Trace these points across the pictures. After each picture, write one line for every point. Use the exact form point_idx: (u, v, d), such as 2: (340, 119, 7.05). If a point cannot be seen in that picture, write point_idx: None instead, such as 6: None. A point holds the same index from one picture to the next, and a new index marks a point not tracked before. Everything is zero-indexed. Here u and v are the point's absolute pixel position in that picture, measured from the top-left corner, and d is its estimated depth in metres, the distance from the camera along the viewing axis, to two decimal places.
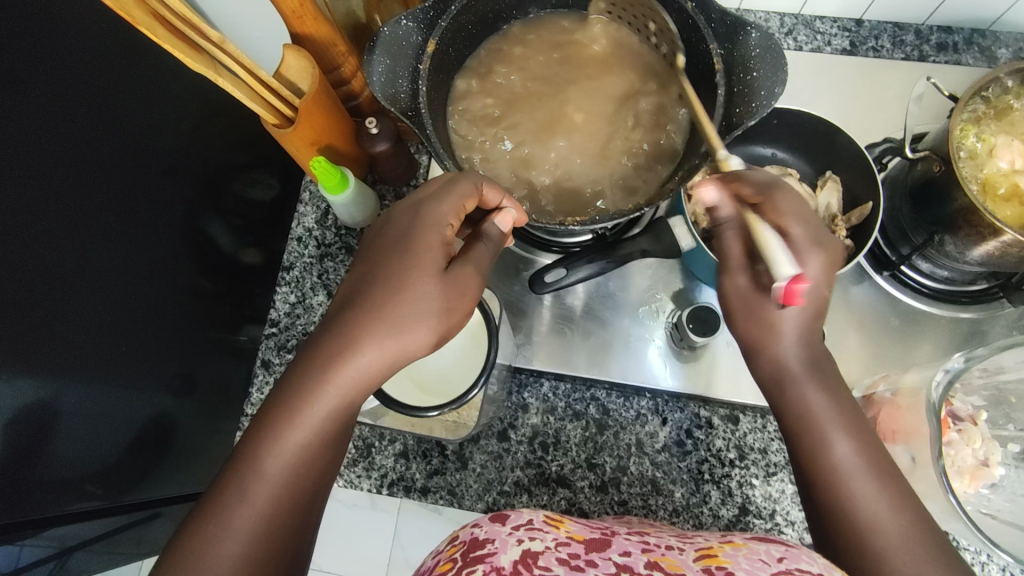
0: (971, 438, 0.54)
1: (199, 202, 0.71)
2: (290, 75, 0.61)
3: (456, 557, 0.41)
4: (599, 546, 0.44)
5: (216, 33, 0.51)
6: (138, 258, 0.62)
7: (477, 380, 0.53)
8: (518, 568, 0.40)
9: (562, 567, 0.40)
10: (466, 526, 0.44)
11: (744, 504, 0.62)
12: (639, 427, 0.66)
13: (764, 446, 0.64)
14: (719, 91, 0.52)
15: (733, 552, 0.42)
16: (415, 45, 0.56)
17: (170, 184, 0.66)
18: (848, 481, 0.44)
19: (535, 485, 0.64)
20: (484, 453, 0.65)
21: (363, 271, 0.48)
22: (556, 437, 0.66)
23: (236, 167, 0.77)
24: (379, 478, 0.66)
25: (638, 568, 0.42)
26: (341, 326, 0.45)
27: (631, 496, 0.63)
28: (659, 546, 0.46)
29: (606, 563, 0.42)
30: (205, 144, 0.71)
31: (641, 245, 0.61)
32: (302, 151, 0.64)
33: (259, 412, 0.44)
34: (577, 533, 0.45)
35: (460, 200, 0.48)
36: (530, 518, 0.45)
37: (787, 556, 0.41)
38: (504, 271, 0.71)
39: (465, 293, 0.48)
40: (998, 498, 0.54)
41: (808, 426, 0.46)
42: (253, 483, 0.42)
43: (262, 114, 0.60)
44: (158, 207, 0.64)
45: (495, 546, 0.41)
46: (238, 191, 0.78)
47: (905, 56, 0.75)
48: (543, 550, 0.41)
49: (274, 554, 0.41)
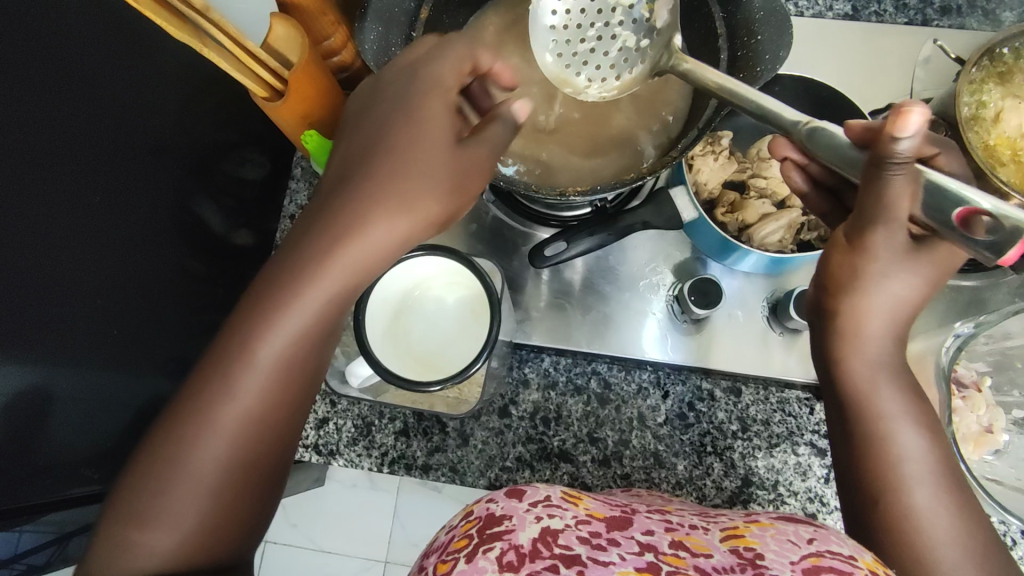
0: (975, 404, 0.53)
1: (187, 180, 0.69)
2: (278, 46, 0.58)
3: (473, 533, 0.41)
4: (620, 525, 0.45)
5: (200, 0, 0.49)
6: (127, 238, 0.60)
7: (479, 353, 0.53)
8: (537, 546, 0.40)
9: (583, 546, 0.41)
10: (482, 500, 0.44)
11: (747, 475, 0.62)
12: (641, 400, 0.65)
13: (766, 418, 0.64)
14: (722, 55, 0.53)
15: (761, 533, 0.43)
16: (407, 11, 0.55)
17: (158, 163, 0.64)
18: (917, 498, 0.42)
19: (537, 460, 0.64)
20: (485, 429, 0.65)
21: (361, 141, 0.44)
22: (557, 412, 0.65)
23: (225, 146, 0.75)
24: (379, 456, 0.65)
25: (663, 548, 0.43)
26: (346, 199, 0.42)
27: (634, 469, 0.63)
28: (683, 525, 0.46)
29: (630, 543, 0.42)
30: (192, 121, 0.69)
31: (642, 216, 0.58)
32: (290, 123, 0.62)
33: (252, 296, 0.42)
34: (597, 510, 0.46)
35: (462, 63, 0.44)
36: (548, 494, 0.45)
37: (815, 537, 0.42)
38: (501, 246, 0.70)
39: (474, 175, 0.44)
40: (1001, 465, 0.53)
41: (877, 429, 0.44)
42: (241, 373, 0.41)
43: (251, 87, 0.58)
44: (146, 186, 0.62)
45: (513, 523, 0.41)
46: (229, 170, 0.76)
47: (908, 20, 0.73)
48: (562, 528, 0.42)
49: (225, 498, 0.41)
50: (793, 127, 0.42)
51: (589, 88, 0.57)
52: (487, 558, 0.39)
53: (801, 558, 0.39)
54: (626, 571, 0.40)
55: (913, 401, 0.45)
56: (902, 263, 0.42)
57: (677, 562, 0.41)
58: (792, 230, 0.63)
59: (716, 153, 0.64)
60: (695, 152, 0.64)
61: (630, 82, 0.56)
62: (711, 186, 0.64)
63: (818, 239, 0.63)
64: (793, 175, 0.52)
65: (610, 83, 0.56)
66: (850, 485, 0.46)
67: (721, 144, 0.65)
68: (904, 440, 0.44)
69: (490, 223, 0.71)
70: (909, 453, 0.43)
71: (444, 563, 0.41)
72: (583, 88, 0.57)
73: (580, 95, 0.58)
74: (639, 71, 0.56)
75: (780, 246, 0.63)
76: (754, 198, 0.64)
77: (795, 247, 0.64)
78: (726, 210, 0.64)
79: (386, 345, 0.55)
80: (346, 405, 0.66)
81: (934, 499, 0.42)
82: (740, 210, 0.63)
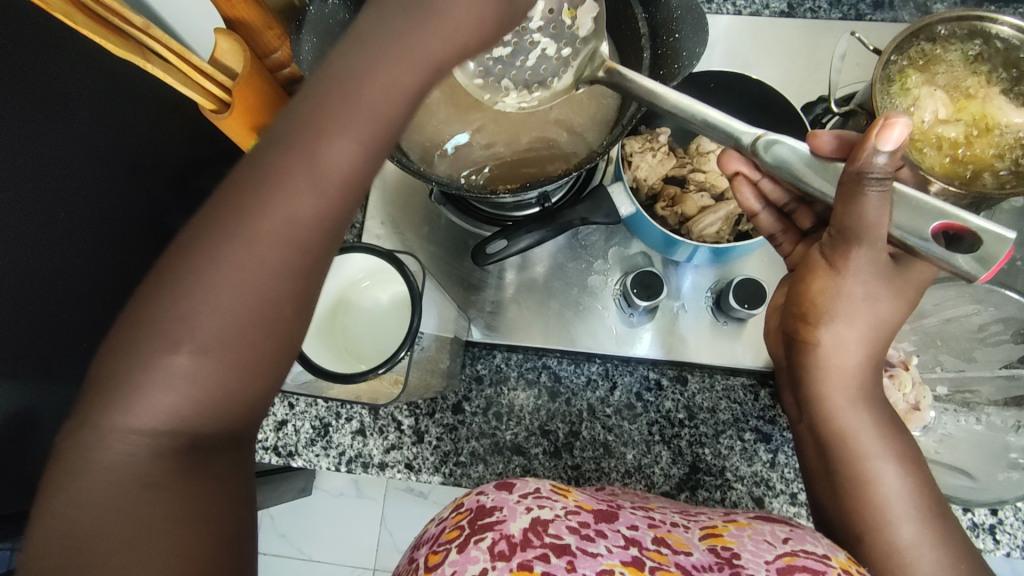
0: (901, 382, 0.57)
1: (164, 195, 0.69)
2: (224, 59, 0.61)
3: (463, 525, 0.43)
4: (607, 518, 0.47)
5: (140, 19, 0.51)
6: (92, 256, 0.61)
7: (405, 343, 0.53)
8: (527, 535, 0.42)
9: (573, 536, 0.43)
10: (472, 493, 0.46)
11: (694, 462, 0.64)
12: (590, 392, 0.67)
13: (712, 405, 0.65)
14: (645, 53, 0.55)
15: (738, 533, 0.47)
16: (342, 23, 0.56)
17: (133, 181, 0.65)
18: (900, 533, 0.43)
19: (490, 454, 0.65)
20: (440, 426, 0.66)
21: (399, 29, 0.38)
22: (510, 407, 0.67)
23: (200, 163, 0.74)
24: (337, 455, 0.66)
25: (646, 542, 0.45)
26: None
27: (584, 460, 0.64)
28: (665, 522, 0.49)
29: (615, 535, 0.45)
30: (162, 139, 0.69)
31: (580, 213, 0.60)
32: (241, 135, 0.64)
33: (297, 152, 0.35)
34: (585, 503, 0.48)
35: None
36: (538, 488, 0.47)
37: (790, 536, 0.45)
38: (454, 248, 0.72)
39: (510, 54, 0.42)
40: (928, 439, 0.59)
41: (854, 464, 0.46)
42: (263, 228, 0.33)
43: (199, 100, 0.60)
44: (117, 203, 0.63)
45: (503, 514, 0.43)
46: (205, 186, 0.75)
47: (842, 15, 0.75)
48: (552, 518, 0.44)
49: (242, 393, 0.33)
50: (744, 142, 0.46)
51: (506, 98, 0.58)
52: (478, 547, 0.41)
53: (775, 558, 0.42)
54: (612, 563, 0.42)
55: (893, 431, 0.46)
56: (879, 283, 0.43)
57: (660, 557, 0.43)
58: (729, 222, 0.64)
59: (654, 149, 0.66)
60: (634, 150, 0.66)
61: (550, 95, 0.57)
62: (650, 182, 0.66)
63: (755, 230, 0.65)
64: (744, 190, 0.54)
65: (530, 92, 0.57)
66: (835, 513, 0.47)
67: (659, 140, 0.66)
68: (885, 475, 0.45)
69: (444, 225, 0.73)
70: (891, 490, 0.44)
71: (436, 552, 0.42)
72: (501, 96, 0.58)
73: (500, 103, 0.59)
74: (560, 83, 0.56)
75: (717, 238, 0.64)
76: (692, 192, 0.65)
77: (733, 238, 0.66)
78: (667, 204, 0.66)
79: (322, 342, 0.58)
80: (304, 407, 0.67)
81: (919, 536, 0.43)
82: (680, 204, 0.65)
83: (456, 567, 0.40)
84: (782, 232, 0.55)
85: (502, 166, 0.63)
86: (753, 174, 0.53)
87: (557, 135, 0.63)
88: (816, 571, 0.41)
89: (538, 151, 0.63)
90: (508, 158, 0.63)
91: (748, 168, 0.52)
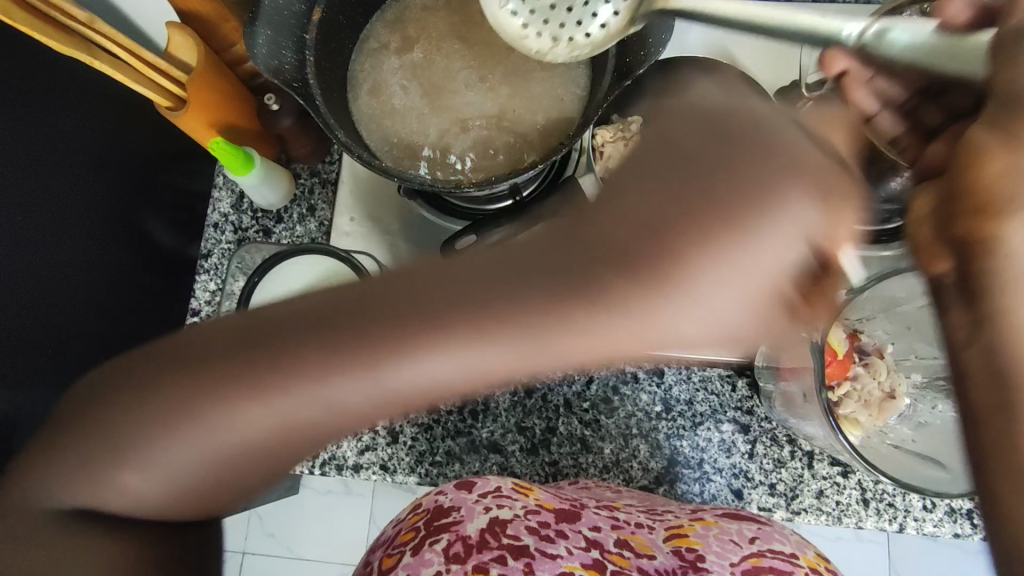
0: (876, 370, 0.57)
1: (129, 194, 0.66)
2: (180, 55, 0.59)
3: (420, 526, 0.48)
4: (570, 517, 0.50)
5: (83, 13, 0.51)
6: (63, 261, 0.59)
7: None
8: (483, 537, 0.47)
9: (532, 537, 0.47)
10: (431, 494, 0.51)
11: (672, 455, 0.63)
12: (566, 388, 0.65)
13: (689, 397, 0.64)
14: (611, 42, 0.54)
15: (704, 533, 0.50)
16: (298, 14, 0.54)
17: (99, 181, 0.62)
18: None
19: (466, 453, 0.64)
20: (414, 425, 0.65)
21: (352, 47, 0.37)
22: (486, 405, 0.65)
23: (169, 159, 0.71)
24: (311, 459, 0.65)
25: (607, 545, 0.49)
26: None
27: (561, 456, 0.64)
28: (630, 522, 0.52)
29: (577, 537, 0.49)
30: (126, 138, 0.66)
31: (550, 206, 0.59)
32: (201, 132, 0.62)
33: None
34: (547, 502, 0.51)
35: None
36: (499, 486, 0.50)
37: (757, 535, 0.50)
38: (426, 242, 0.71)
39: None
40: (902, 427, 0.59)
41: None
42: None
43: (153, 98, 0.58)
44: (82, 204, 0.60)
45: (461, 514, 0.48)
46: (177, 183, 0.72)
47: None
48: (511, 518, 0.48)
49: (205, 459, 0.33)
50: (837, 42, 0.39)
51: (555, 48, 0.51)
52: (433, 550, 0.46)
53: (739, 560, 0.48)
54: (572, 564, 0.47)
55: None
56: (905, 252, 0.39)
57: (621, 560, 0.48)
58: None
59: (626, 139, 0.63)
60: (605, 140, 0.64)
61: (603, 38, 0.49)
62: None
63: None
64: (858, 90, 0.46)
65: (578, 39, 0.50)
66: None
67: (631, 128, 0.64)
68: None
69: (416, 220, 0.71)
70: None
71: (391, 555, 0.48)
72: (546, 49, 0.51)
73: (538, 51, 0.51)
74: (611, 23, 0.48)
75: None
76: None
77: None
78: None
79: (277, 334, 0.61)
80: None
81: None
82: None
83: (411, 570, 0.46)
84: (907, 132, 0.47)
85: (477, 156, 0.60)
86: (861, 75, 0.46)
87: (531, 123, 0.61)
88: (784, 571, 0.47)
89: (511, 139, 0.60)
90: (482, 149, 0.60)
91: (853, 69, 0.45)
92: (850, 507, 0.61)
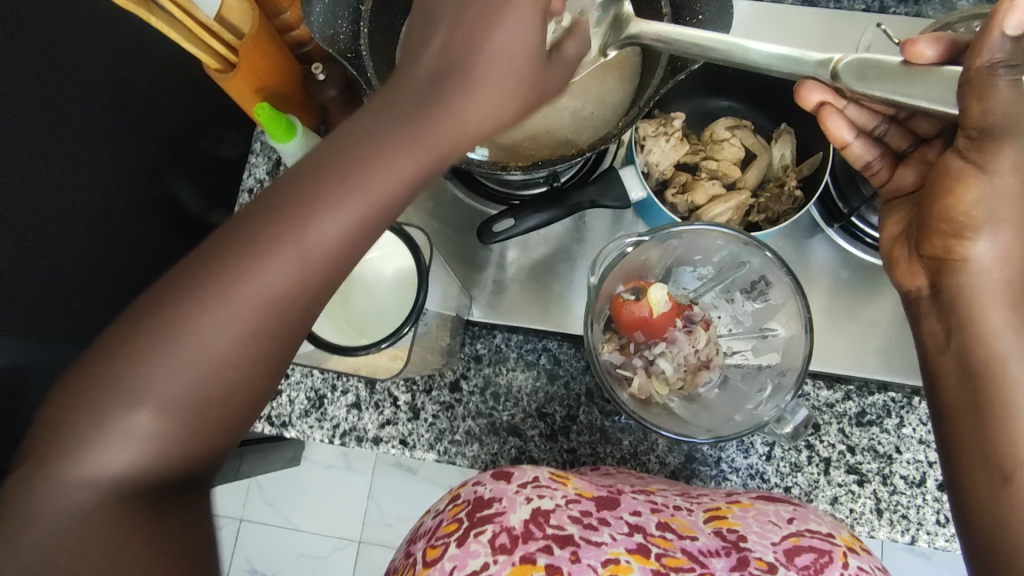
0: (697, 339, 0.60)
1: (162, 157, 0.67)
2: (231, 17, 0.58)
3: (462, 518, 0.48)
4: (609, 504, 0.51)
5: None
6: (100, 215, 0.60)
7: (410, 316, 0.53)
8: (529, 527, 0.47)
9: (575, 526, 0.48)
10: (470, 486, 0.51)
11: (690, 452, 0.64)
12: (589, 377, 0.66)
13: None
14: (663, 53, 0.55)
15: (742, 514, 0.52)
16: None
17: (137, 138, 0.63)
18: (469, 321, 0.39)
19: (485, 434, 0.65)
20: (436, 403, 0.66)
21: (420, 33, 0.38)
22: (507, 387, 0.66)
23: (202, 123, 0.71)
24: (330, 428, 0.66)
25: (651, 529, 0.49)
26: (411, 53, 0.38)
27: (580, 444, 0.64)
28: (668, 506, 0.53)
29: (620, 523, 0.49)
30: (166, 98, 0.65)
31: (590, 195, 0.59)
32: (244, 96, 0.63)
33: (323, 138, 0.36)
34: (586, 490, 0.52)
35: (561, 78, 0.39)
36: (536, 476, 0.51)
37: (794, 515, 0.51)
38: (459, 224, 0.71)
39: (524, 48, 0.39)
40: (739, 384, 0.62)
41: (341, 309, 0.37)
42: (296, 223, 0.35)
43: (202, 58, 0.58)
44: (122, 164, 0.61)
45: (503, 506, 0.48)
46: (207, 148, 0.72)
47: (866, 7, 0.73)
48: (554, 508, 0.49)
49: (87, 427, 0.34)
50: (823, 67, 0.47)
51: None
52: (480, 541, 0.46)
53: (783, 539, 0.48)
54: (617, 551, 0.47)
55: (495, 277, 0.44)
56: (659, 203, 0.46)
57: (665, 543, 0.48)
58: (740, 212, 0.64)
59: (668, 134, 0.64)
60: (647, 134, 0.64)
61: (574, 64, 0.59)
62: (662, 168, 0.65)
63: (765, 222, 0.64)
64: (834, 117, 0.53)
65: None
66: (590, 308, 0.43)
67: (673, 125, 0.65)
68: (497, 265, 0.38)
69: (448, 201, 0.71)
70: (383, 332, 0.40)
71: (433, 547, 0.48)
72: None
73: None
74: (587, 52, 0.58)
75: None
76: (704, 180, 0.65)
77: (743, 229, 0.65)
78: (677, 190, 0.65)
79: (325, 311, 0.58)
80: (300, 377, 0.66)
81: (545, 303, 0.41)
82: (690, 192, 0.64)
83: (458, 561, 0.46)
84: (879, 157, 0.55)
85: None
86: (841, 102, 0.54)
87: None
88: (822, 550, 0.48)
89: None
90: None
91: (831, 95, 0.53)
92: (863, 516, 0.62)
